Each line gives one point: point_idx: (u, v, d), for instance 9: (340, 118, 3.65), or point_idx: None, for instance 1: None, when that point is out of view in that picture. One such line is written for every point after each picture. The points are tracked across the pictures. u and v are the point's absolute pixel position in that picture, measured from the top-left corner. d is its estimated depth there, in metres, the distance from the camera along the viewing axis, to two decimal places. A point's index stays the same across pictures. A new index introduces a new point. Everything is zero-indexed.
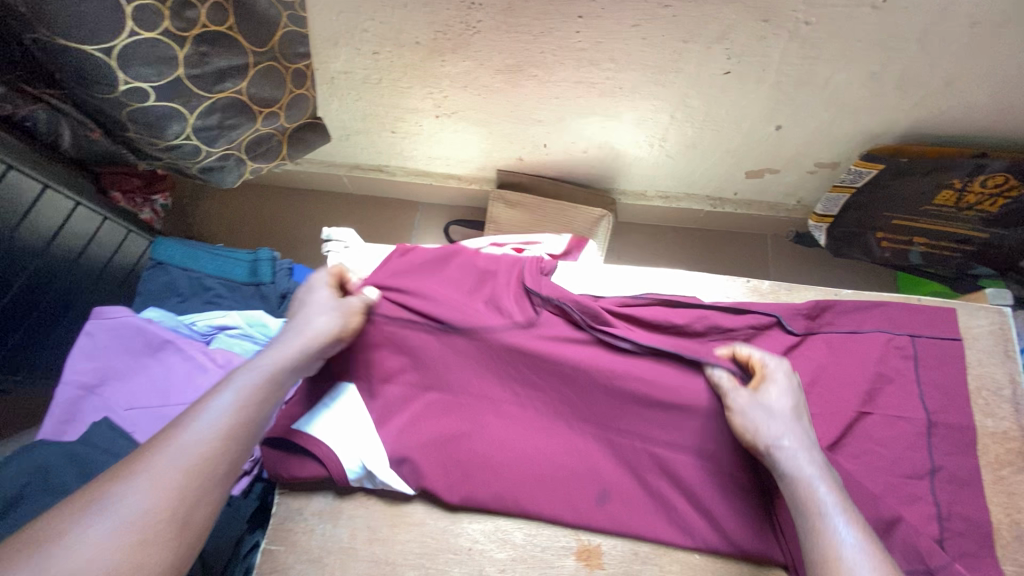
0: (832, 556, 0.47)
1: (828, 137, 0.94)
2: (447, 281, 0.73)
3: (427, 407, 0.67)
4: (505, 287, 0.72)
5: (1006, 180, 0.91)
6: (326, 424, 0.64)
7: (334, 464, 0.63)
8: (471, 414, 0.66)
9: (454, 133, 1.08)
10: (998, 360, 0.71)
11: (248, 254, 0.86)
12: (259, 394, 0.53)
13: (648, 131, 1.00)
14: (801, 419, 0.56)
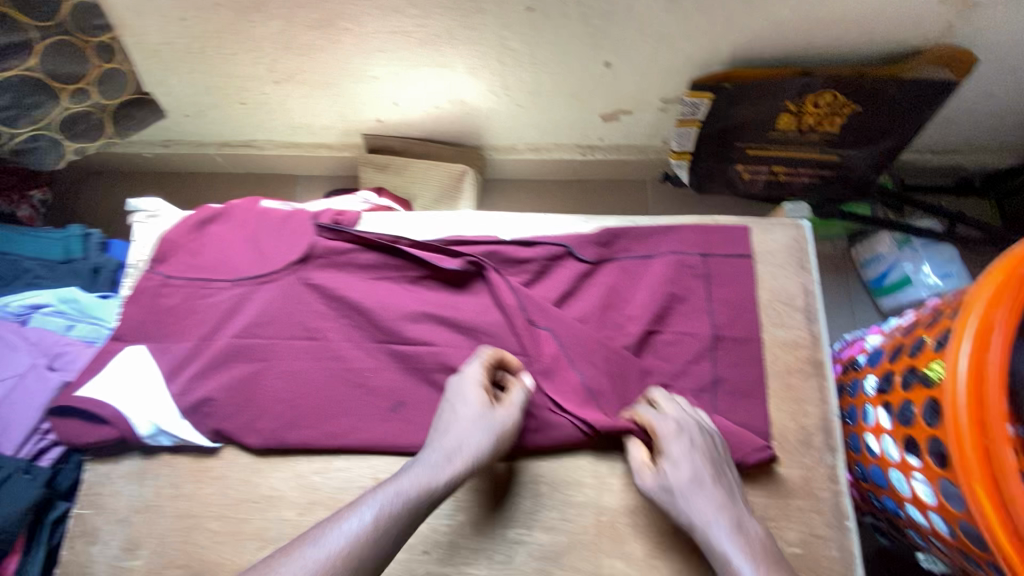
0: None
1: (658, 68, 0.94)
2: (251, 240, 0.74)
3: (223, 364, 0.68)
4: (297, 236, 0.73)
5: (834, 96, 0.91)
6: (115, 386, 0.66)
7: (124, 424, 0.64)
8: (267, 366, 0.68)
9: (301, 98, 1.07)
10: (793, 272, 0.71)
11: (60, 233, 0.90)
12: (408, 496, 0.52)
13: (486, 81, 1.00)
14: (708, 485, 0.56)
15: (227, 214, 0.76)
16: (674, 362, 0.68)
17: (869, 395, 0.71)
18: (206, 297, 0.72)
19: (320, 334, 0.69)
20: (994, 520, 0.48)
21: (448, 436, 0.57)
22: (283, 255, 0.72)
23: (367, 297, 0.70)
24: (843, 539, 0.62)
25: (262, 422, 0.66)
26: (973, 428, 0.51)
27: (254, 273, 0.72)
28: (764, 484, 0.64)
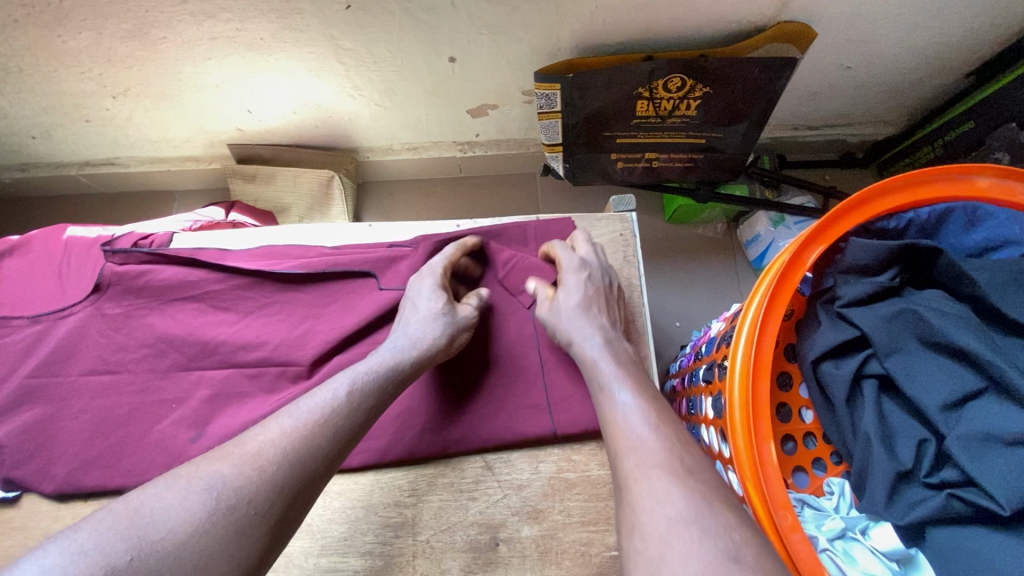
0: (611, 422, 0.52)
1: (507, 61, 0.91)
2: (42, 269, 0.70)
3: (18, 405, 0.64)
4: (97, 262, 0.69)
5: (683, 80, 0.89)
6: None
7: None
8: (66, 405, 0.64)
9: (150, 112, 1.02)
10: (619, 266, 0.74)
11: None
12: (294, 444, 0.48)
13: (334, 82, 0.95)
14: (590, 303, 0.63)
15: (23, 242, 0.72)
16: (501, 364, 0.68)
17: (699, 385, 0.71)
18: (1, 335, 0.67)
19: (122, 367, 0.65)
20: (754, 492, 0.48)
21: (413, 327, 0.61)
22: (81, 283, 0.68)
23: (174, 325, 0.66)
24: None
25: (57, 465, 0.62)
26: (745, 413, 0.50)
27: (52, 304, 0.68)
28: (583, 488, 0.63)
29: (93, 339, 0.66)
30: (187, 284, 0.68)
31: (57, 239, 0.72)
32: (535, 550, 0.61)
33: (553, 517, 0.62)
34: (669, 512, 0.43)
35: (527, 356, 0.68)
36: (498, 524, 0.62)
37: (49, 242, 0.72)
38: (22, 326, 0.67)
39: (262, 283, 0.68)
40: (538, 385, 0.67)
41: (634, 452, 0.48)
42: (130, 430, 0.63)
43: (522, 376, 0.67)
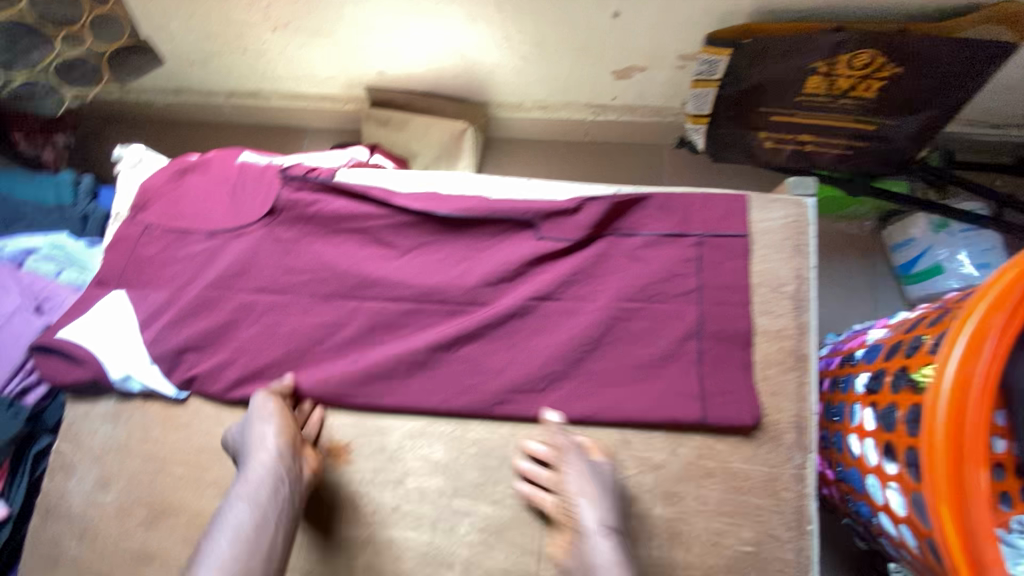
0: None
1: (673, 21, 0.85)
2: (219, 190, 0.74)
3: (189, 316, 0.69)
4: (270, 187, 0.72)
5: (872, 58, 0.80)
6: (91, 330, 0.68)
7: (95, 366, 0.67)
8: (237, 319, 0.69)
9: (301, 48, 1.04)
10: (787, 254, 0.65)
11: (53, 179, 0.84)
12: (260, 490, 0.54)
13: (488, 30, 0.93)
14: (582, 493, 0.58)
15: (203, 160, 0.76)
16: (652, 344, 0.64)
17: (859, 394, 0.66)
18: (182, 247, 0.72)
19: (284, 291, 0.69)
20: (950, 523, 0.46)
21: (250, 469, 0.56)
22: (256, 206, 0.71)
23: (336, 256, 0.69)
24: (799, 542, 0.59)
25: (228, 372, 0.67)
26: (950, 445, 0.47)
27: (230, 222, 0.72)
28: (723, 479, 0.61)
29: (259, 262, 0.70)
30: (347, 219, 0.69)
31: (233, 161, 0.76)
32: (666, 531, 0.60)
33: (687, 502, 0.61)
34: None
35: (681, 343, 0.63)
36: (630, 498, 0.61)
37: (225, 163, 0.75)
38: (200, 240, 0.72)
39: (420, 226, 0.69)
40: (692, 373, 0.62)
41: None
42: (290, 351, 0.67)
43: (675, 364, 0.63)
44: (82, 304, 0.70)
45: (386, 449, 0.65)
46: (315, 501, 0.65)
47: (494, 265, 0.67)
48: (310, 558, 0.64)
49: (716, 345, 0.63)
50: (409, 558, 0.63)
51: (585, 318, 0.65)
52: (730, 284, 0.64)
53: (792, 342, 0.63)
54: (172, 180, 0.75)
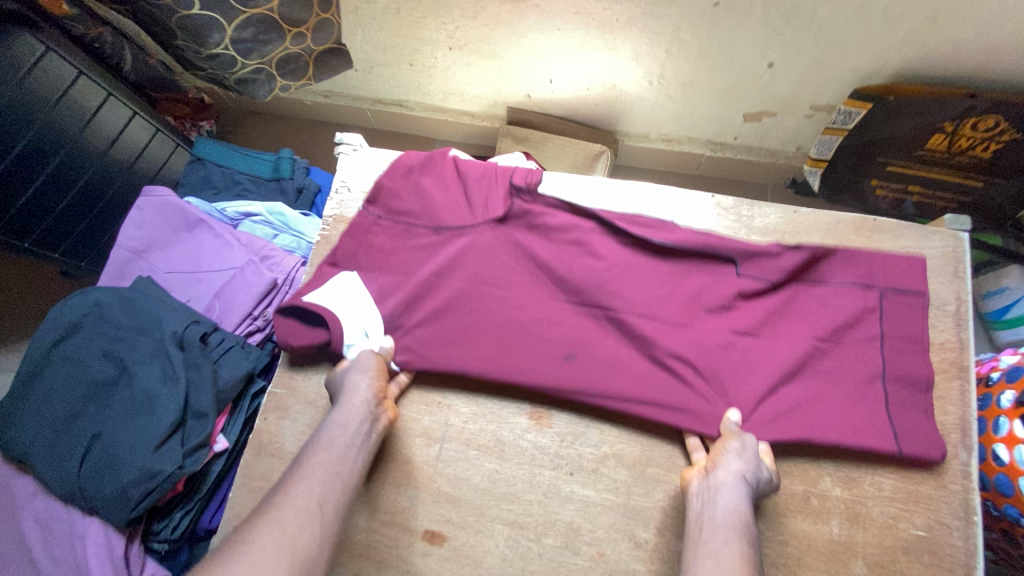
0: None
1: (820, 76, 0.98)
2: (451, 198, 0.81)
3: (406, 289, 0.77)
4: (496, 192, 0.80)
5: (997, 123, 0.92)
6: (332, 300, 0.75)
7: (337, 333, 0.73)
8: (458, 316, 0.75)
9: (465, 66, 1.16)
10: (947, 279, 0.75)
11: (271, 154, 0.94)
12: (350, 440, 0.64)
13: (646, 68, 1.06)
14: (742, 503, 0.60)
15: (441, 166, 0.83)
16: (844, 384, 0.69)
17: (1006, 408, 0.74)
18: (408, 238, 0.80)
19: (496, 270, 0.77)
20: None
21: (343, 413, 0.66)
22: (481, 208, 0.80)
23: (552, 261, 0.77)
24: (968, 531, 0.66)
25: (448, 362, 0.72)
26: None
27: (455, 219, 0.80)
28: (896, 468, 0.68)
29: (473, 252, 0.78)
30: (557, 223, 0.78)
31: (459, 162, 0.83)
32: (845, 511, 0.67)
33: (863, 487, 0.68)
34: None
35: (869, 384, 0.69)
36: (812, 479, 0.69)
37: (461, 172, 0.82)
38: (426, 233, 0.80)
39: (627, 246, 0.77)
40: (882, 412, 0.67)
41: None
42: (503, 321, 0.75)
43: (867, 389, 0.68)
44: (316, 280, 0.78)
45: (583, 413, 0.73)
46: (519, 457, 0.71)
47: (693, 290, 0.74)
48: (513, 510, 0.69)
49: (901, 389, 0.68)
50: (607, 516, 0.69)
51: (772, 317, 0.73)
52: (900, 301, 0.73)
53: (956, 353, 0.72)
54: (410, 182, 0.83)
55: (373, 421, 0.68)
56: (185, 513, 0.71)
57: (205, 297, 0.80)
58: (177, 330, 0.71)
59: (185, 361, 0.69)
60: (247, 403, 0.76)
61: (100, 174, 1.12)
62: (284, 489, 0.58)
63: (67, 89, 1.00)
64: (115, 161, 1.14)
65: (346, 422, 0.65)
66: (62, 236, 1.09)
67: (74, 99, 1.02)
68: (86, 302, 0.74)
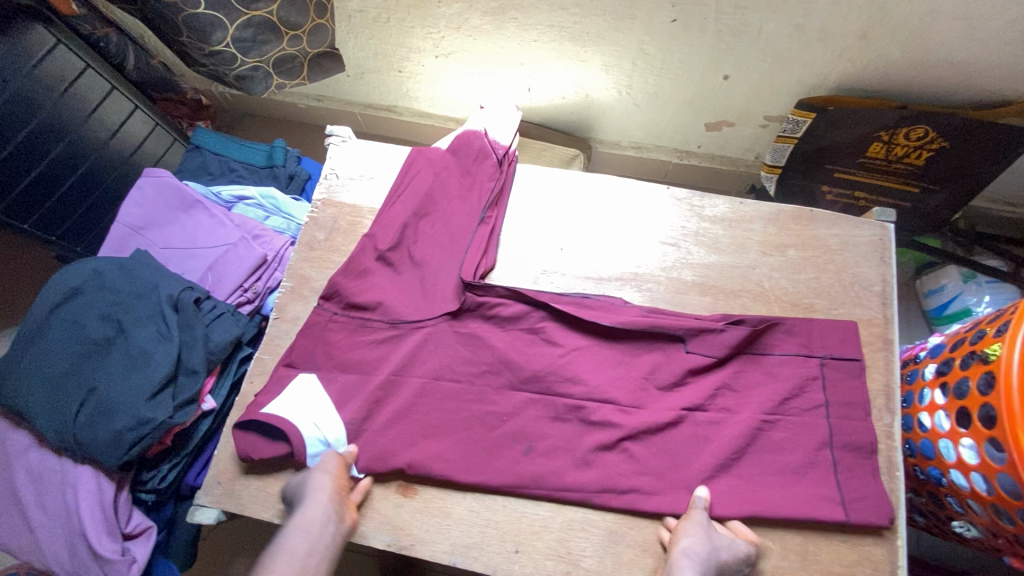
0: None
1: (770, 89, 1.08)
2: (453, 215, 0.87)
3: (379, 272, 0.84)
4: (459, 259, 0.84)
5: (926, 132, 1.03)
6: (290, 407, 0.75)
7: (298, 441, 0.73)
8: (422, 400, 0.77)
9: (450, 74, 1.25)
10: (875, 263, 0.83)
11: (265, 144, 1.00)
12: (311, 549, 0.65)
13: (615, 78, 1.15)
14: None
15: (462, 183, 0.89)
16: (793, 453, 0.74)
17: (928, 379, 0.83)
18: (365, 334, 0.81)
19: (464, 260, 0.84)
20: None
21: (302, 518, 0.67)
22: (445, 279, 0.83)
23: (512, 352, 0.79)
24: (891, 485, 0.74)
25: (411, 451, 0.74)
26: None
27: (422, 294, 0.83)
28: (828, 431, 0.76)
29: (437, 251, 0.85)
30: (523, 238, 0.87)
31: (422, 228, 0.87)
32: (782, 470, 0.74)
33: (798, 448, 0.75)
34: None
35: (818, 452, 0.74)
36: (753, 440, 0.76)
37: (473, 196, 0.88)
38: (392, 288, 0.83)
39: (583, 326, 0.79)
40: (830, 480, 0.73)
41: None
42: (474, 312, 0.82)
43: (808, 411, 0.76)
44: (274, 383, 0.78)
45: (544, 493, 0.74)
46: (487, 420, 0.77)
47: (649, 367, 0.78)
48: None
49: (847, 455, 0.74)
50: None
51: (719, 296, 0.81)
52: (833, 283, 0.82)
53: (882, 329, 0.80)
54: (428, 190, 0.88)
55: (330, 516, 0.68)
56: (172, 466, 0.77)
57: (199, 270, 0.86)
58: (172, 293, 0.77)
59: (179, 322, 0.76)
60: (233, 366, 0.82)
61: (98, 163, 1.17)
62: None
63: (74, 81, 1.07)
64: (115, 152, 1.20)
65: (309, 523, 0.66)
66: (60, 219, 1.15)
67: (79, 91, 1.08)
68: (84, 269, 0.79)
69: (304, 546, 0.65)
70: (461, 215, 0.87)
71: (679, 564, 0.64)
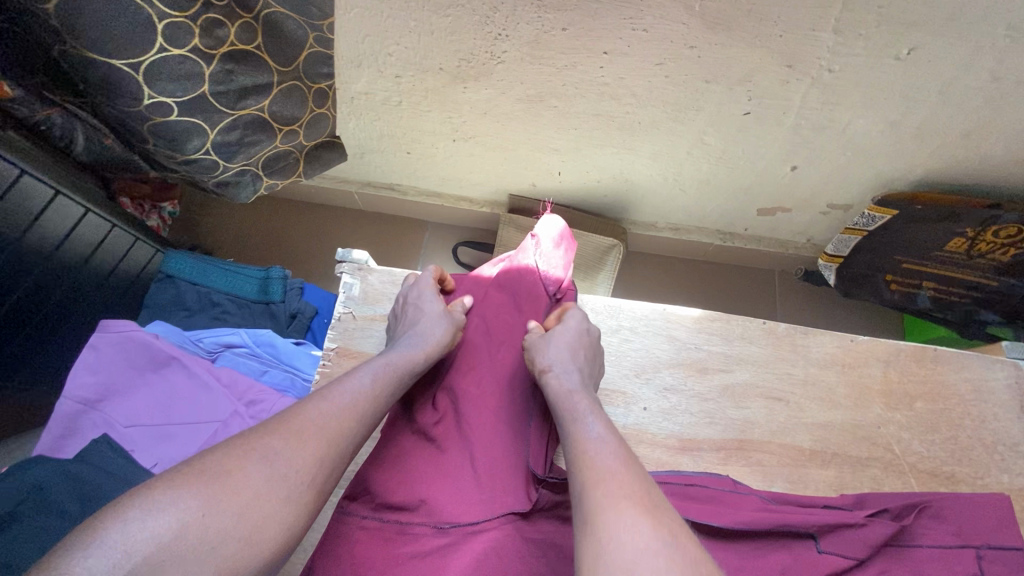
0: (580, 462, 0.50)
1: (842, 180, 0.96)
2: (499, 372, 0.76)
3: (422, 458, 0.67)
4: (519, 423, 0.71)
5: (1019, 231, 0.89)
6: None
7: None
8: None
9: (468, 156, 1.08)
10: (1015, 415, 0.69)
11: (259, 271, 0.84)
12: (392, 370, 0.60)
13: (663, 165, 1.01)
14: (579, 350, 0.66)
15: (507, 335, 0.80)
16: None
17: None
18: (407, 545, 0.58)
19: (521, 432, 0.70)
20: None
21: (423, 327, 0.67)
22: (512, 455, 0.68)
23: None
24: None
25: None
26: None
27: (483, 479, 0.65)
28: None
29: (490, 416, 0.71)
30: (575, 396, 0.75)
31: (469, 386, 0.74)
32: None
33: None
34: (637, 544, 0.41)
35: None
36: None
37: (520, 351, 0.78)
38: (439, 477, 0.65)
39: None
40: None
41: (601, 474, 0.48)
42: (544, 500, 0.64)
43: None
44: None
45: None
46: None
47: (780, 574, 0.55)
48: None
49: None
50: None
51: (837, 465, 0.67)
52: (970, 442, 0.68)
53: None
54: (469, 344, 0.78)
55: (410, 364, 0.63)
56: None
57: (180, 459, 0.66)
58: None
59: None
60: None
61: (38, 282, 0.95)
62: (223, 475, 0.44)
63: (10, 189, 0.85)
64: (63, 263, 0.98)
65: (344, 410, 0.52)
66: None
67: (15, 201, 0.87)
68: (21, 485, 0.59)
69: (399, 359, 0.62)
70: (510, 369, 0.76)
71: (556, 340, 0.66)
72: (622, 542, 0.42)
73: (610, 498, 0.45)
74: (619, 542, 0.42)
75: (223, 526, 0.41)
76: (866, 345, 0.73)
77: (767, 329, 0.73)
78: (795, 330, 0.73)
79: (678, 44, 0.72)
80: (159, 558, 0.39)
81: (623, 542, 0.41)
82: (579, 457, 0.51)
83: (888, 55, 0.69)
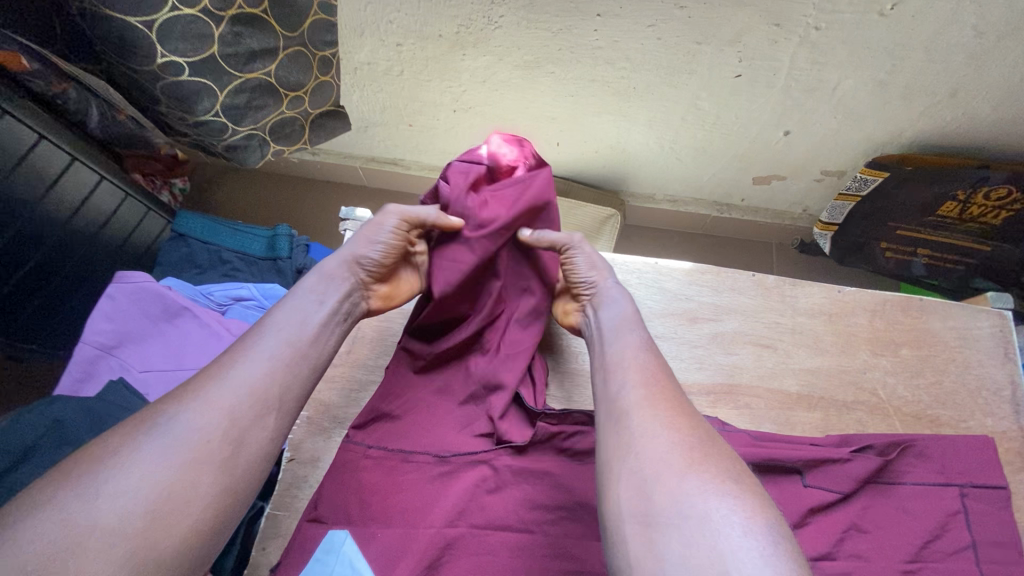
0: (617, 369, 0.57)
1: (833, 144, 0.98)
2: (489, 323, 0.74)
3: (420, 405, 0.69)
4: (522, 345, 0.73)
5: (1009, 192, 0.91)
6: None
7: None
8: (488, 563, 0.56)
9: (469, 127, 1.11)
10: (998, 361, 0.71)
11: (266, 231, 0.89)
12: (303, 319, 0.56)
13: (658, 134, 1.03)
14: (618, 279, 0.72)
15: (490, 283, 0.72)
16: None
17: None
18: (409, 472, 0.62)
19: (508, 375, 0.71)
20: None
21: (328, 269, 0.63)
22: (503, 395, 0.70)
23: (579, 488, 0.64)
24: None
25: None
26: None
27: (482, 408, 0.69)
28: None
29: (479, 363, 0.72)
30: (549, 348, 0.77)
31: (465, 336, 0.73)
32: None
33: None
34: (664, 446, 0.47)
35: None
36: None
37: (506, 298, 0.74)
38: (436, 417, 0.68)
39: None
40: None
41: (635, 386, 0.54)
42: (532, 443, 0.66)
43: (954, 556, 0.59)
44: (299, 551, 0.59)
45: None
46: None
47: None
48: None
49: None
50: None
51: (823, 407, 0.69)
52: (955, 387, 0.70)
53: (1020, 442, 0.67)
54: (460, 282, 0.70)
55: (348, 293, 0.63)
56: None
57: None
58: None
59: None
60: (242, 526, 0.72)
61: (54, 247, 0.98)
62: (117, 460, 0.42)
63: (27, 154, 0.88)
64: (78, 230, 1.02)
65: (259, 360, 0.51)
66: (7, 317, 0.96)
67: (34, 165, 0.90)
68: (43, 418, 0.62)
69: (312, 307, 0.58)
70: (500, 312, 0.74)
71: (597, 263, 0.71)
72: (654, 443, 0.48)
73: (640, 411, 0.51)
74: (649, 441, 0.48)
75: (131, 504, 0.41)
76: (852, 296, 0.75)
77: (757, 281, 0.75)
78: (783, 281, 0.76)
79: (668, 4, 0.74)
80: (52, 551, 0.37)
81: (655, 445, 0.47)
82: (614, 370, 0.57)
83: (873, 11, 0.71)
